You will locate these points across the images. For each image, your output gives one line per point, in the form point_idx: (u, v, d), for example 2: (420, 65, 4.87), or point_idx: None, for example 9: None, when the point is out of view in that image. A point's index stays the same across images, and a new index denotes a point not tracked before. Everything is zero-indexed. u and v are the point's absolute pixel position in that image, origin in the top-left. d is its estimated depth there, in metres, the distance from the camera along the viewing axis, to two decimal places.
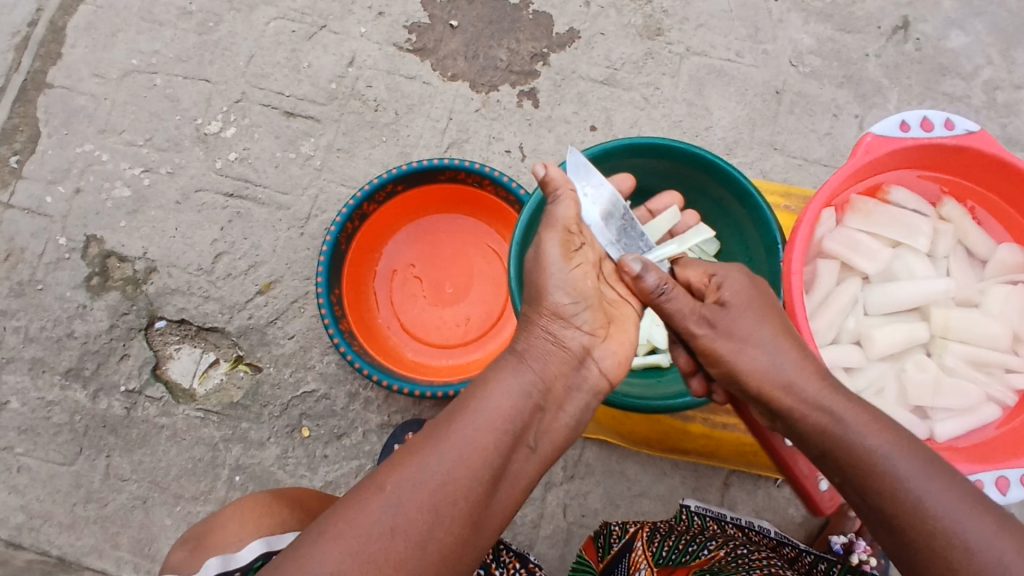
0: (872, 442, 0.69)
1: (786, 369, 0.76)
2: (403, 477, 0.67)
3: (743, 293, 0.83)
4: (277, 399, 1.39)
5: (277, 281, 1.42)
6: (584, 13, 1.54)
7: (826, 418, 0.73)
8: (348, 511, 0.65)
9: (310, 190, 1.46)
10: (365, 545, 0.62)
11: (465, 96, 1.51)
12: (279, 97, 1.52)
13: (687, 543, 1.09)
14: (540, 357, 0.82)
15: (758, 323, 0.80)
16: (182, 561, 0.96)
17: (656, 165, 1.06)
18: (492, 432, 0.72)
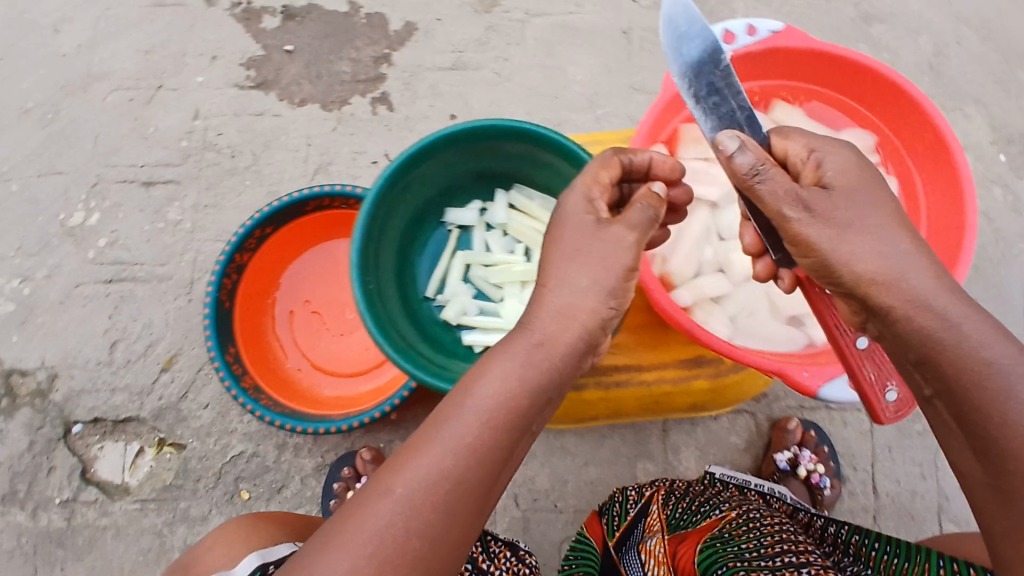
0: (994, 348, 0.55)
1: (895, 261, 0.60)
2: (413, 475, 0.55)
3: (848, 172, 0.65)
4: (209, 470, 1.36)
5: (178, 354, 1.39)
6: (416, 3, 1.50)
7: (935, 326, 0.58)
8: (352, 514, 0.55)
9: (187, 254, 1.42)
10: (382, 545, 0.53)
11: (319, 118, 1.46)
12: (134, 169, 1.48)
13: (700, 505, 1.11)
14: (566, 351, 0.62)
15: (869, 207, 0.63)
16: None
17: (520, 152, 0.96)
18: (498, 420, 0.58)
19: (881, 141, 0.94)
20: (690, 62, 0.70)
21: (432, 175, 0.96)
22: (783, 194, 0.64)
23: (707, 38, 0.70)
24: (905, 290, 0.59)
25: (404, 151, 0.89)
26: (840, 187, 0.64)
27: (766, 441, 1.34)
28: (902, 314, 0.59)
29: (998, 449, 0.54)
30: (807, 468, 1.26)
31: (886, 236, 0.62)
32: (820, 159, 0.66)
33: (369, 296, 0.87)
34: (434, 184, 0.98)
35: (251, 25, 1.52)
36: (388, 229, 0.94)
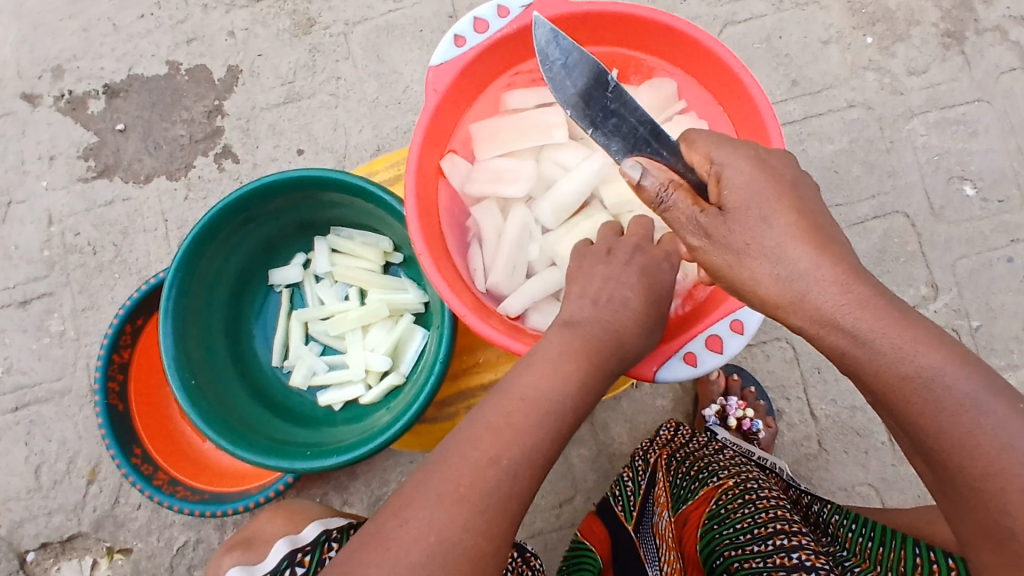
0: (917, 360, 0.54)
1: (799, 273, 0.57)
2: (507, 433, 0.58)
3: (749, 185, 0.61)
4: (160, 566, 1.36)
5: (99, 463, 1.38)
6: (233, 45, 1.43)
7: (845, 343, 0.56)
8: (459, 470, 0.56)
9: (79, 362, 1.39)
10: (486, 499, 0.55)
11: (168, 189, 1.41)
12: (6, 291, 1.44)
13: (699, 470, 1.07)
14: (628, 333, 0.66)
15: (766, 216, 0.59)
16: (239, 558, 0.93)
17: (312, 198, 0.92)
18: (578, 391, 0.61)
19: (682, 81, 0.87)
20: (583, 91, 0.76)
21: (230, 245, 0.91)
22: (685, 220, 0.63)
23: (585, 64, 0.76)
24: (814, 311, 0.57)
25: (192, 232, 0.85)
26: (737, 204, 0.61)
27: (693, 398, 1.30)
28: (817, 334, 0.58)
29: (942, 463, 0.54)
30: (736, 416, 1.24)
31: (784, 244, 0.58)
32: (721, 172, 0.63)
33: (192, 392, 0.83)
34: (240, 251, 0.93)
35: (79, 113, 1.46)
36: (204, 312, 0.90)
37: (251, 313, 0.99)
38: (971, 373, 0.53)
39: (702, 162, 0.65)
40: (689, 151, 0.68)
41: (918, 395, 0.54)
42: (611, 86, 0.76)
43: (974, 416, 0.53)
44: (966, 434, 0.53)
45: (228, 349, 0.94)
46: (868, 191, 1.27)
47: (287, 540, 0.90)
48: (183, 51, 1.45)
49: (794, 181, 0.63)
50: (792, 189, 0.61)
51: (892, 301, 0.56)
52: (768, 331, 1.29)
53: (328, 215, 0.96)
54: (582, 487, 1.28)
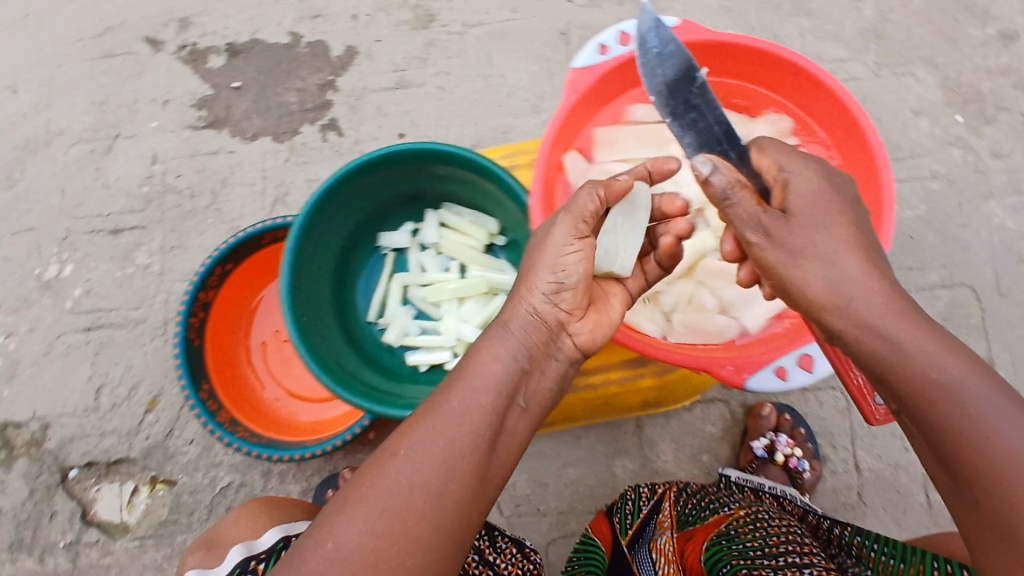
0: (947, 368, 0.55)
1: (846, 278, 0.62)
2: (414, 439, 0.65)
3: (812, 195, 0.67)
4: (201, 503, 1.41)
5: (160, 393, 1.44)
6: (355, 26, 1.52)
7: (881, 348, 0.58)
8: (368, 476, 0.64)
9: (158, 296, 1.46)
10: (389, 502, 0.61)
11: (271, 150, 1.49)
12: (100, 219, 1.51)
13: (709, 502, 1.13)
14: (523, 324, 0.76)
15: (826, 226, 0.65)
16: (201, 560, 0.99)
17: (433, 171, 0.98)
18: (488, 394, 0.69)
19: (798, 124, 0.94)
20: (668, 80, 0.81)
21: (351, 205, 0.98)
22: (747, 217, 0.68)
23: (680, 56, 0.80)
24: (854, 317, 0.60)
25: (325, 183, 0.92)
26: (801, 210, 0.67)
27: (743, 429, 1.34)
28: (852, 339, 0.60)
29: (962, 473, 0.53)
30: (784, 452, 1.26)
31: (838, 255, 0.63)
32: (789, 182, 0.69)
33: (303, 328, 0.90)
34: (358, 213, 1.01)
35: (198, 66, 1.54)
36: (321, 262, 0.97)
37: (357, 267, 1.06)
38: (1000, 387, 0.54)
39: (771, 168, 0.72)
40: (758, 158, 0.74)
41: (944, 400, 0.54)
42: (698, 82, 0.80)
43: (998, 422, 0.52)
44: (988, 441, 0.52)
45: (334, 304, 1.01)
46: (941, 260, 1.32)
47: (242, 547, 0.93)
48: (307, 25, 1.53)
49: (853, 199, 0.69)
50: (852, 210, 0.68)
51: (927, 319, 0.59)
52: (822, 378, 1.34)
53: (448, 186, 1.02)
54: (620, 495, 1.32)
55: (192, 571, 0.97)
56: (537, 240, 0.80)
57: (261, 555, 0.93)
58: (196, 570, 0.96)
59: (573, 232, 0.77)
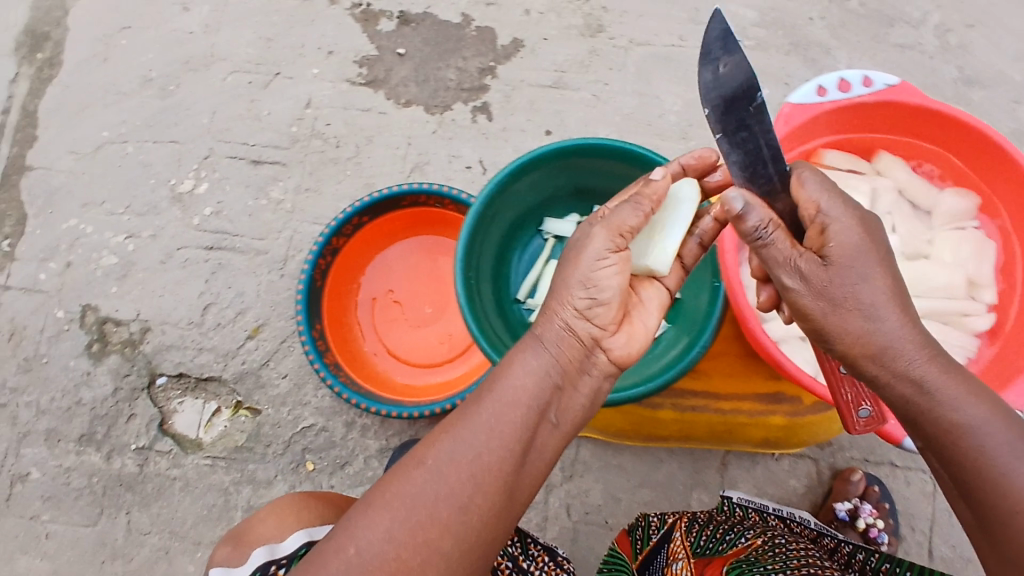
0: (969, 411, 0.62)
1: (883, 329, 0.66)
2: (441, 450, 0.68)
3: (852, 244, 0.68)
4: (279, 438, 1.46)
5: (265, 323, 1.49)
6: (526, 21, 1.57)
7: (909, 391, 0.65)
8: (392, 484, 0.67)
9: (284, 232, 1.52)
10: (412, 513, 0.65)
11: (421, 119, 1.54)
12: (244, 147, 1.57)
13: (725, 533, 1.08)
14: (558, 338, 0.76)
15: (864, 273, 0.67)
16: (226, 557, 0.95)
17: (616, 169, 1.01)
18: (518, 411, 0.70)
19: (985, 204, 0.96)
20: (722, 93, 0.74)
21: (528, 186, 1.02)
22: (783, 259, 0.71)
23: (741, 72, 0.72)
24: (884, 363, 0.66)
25: (517, 160, 0.97)
26: (839, 255, 0.68)
27: (826, 490, 1.35)
28: (883, 380, 0.67)
29: (981, 503, 0.60)
30: (866, 521, 1.27)
31: (879, 301, 0.66)
32: (834, 223, 0.70)
33: (469, 289, 0.94)
34: (531, 196, 1.04)
35: (368, 26, 1.60)
36: (491, 236, 1.01)
37: (515, 244, 1.10)
38: (1012, 427, 0.61)
39: (809, 204, 0.72)
40: (797, 188, 0.73)
41: (964, 443, 0.62)
42: (757, 101, 0.73)
43: (1005, 458, 0.60)
44: (1002, 477, 0.59)
45: (491, 279, 1.03)
46: None
47: (265, 549, 0.90)
48: (479, 10, 1.59)
49: (890, 240, 0.70)
50: (891, 260, 0.69)
51: (950, 362, 0.65)
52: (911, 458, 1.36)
53: (627, 185, 1.04)
54: None
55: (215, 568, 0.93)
56: (570, 250, 0.82)
57: (282, 561, 0.89)
58: (220, 568, 0.93)
59: (609, 244, 0.79)
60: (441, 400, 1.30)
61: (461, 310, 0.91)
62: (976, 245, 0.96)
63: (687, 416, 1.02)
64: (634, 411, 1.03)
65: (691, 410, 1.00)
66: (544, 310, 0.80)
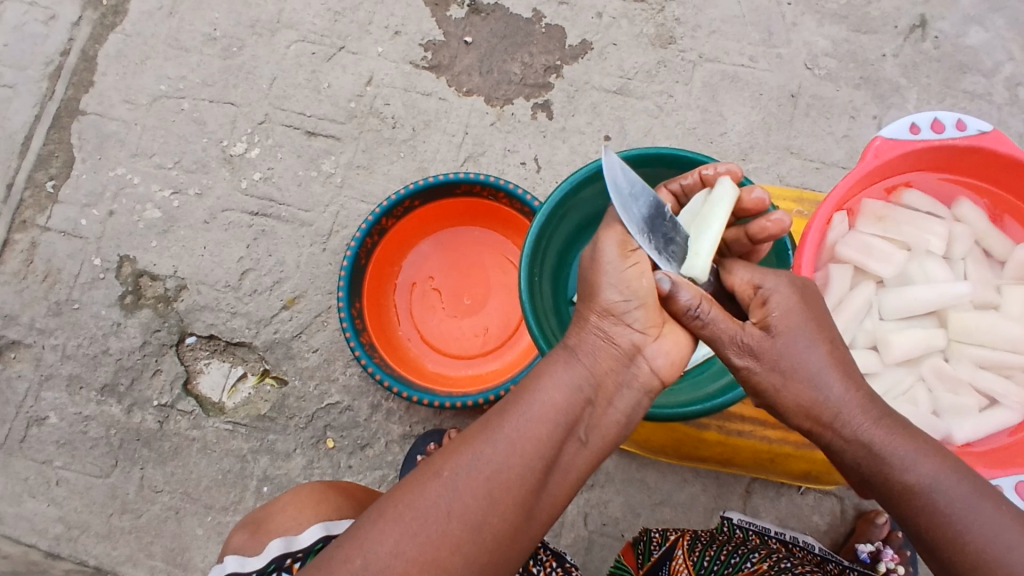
0: (916, 471, 0.64)
1: (833, 396, 0.68)
2: (459, 462, 0.66)
3: (788, 312, 0.72)
4: (303, 411, 1.45)
5: (301, 295, 1.49)
6: (597, 24, 1.56)
7: (863, 453, 0.67)
8: (406, 495, 0.65)
9: (331, 207, 1.52)
10: (424, 527, 0.63)
11: (480, 110, 1.53)
12: (300, 117, 1.56)
13: (730, 556, 1.03)
14: (592, 350, 0.74)
15: (807, 339, 0.71)
16: (242, 545, 0.91)
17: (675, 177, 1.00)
18: (543, 426, 0.68)
19: None
20: (641, 217, 0.79)
21: (591, 195, 1.01)
22: (728, 335, 0.73)
23: (647, 195, 0.80)
24: (841, 429, 0.68)
25: (593, 164, 0.96)
26: (780, 323, 0.72)
27: (848, 530, 1.33)
28: (842, 447, 0.68)
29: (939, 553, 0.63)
30: (887, 565, 1.26)
31: (824, 369, 0.69)
32: (767, 294, 0.74)
33: (531, 287, 0.94)
34: (592, 205, 1.04)
35: (437, 10, 1.59)
36: (553, 241, 1.01)
37: (578, 246, 1.08)
38: (958, 479, 0.64)
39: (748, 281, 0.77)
40: (728, 279, 0.80)
41: (918, 502, 0.64)
42: (665, 216, 0.82)
43: (958, 515, 0.62)
44: (956, 534, 0.62)
45: (551, 285, 1.03)
46: None
47: (283, 540, 0.87)
48: (551, 7, 1.57)
49: (823, 304, 0.75)
50: (830, 331, 0.72)
51: (897, 424, 0.67)
52: None
53: None
54: None
55: (231, 555, 0.90)
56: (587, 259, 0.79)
57: (297, 555, 0.85)
58: (235, 556, 0.89)
59: (623, 247, 0.76)
60: (478, 391, 1.28)
61: (522, 307, 0.91)
62: None
63: (733, 440, 1.02)
64: (676, 427, 1.03)
65: (737, 434, 1.01)
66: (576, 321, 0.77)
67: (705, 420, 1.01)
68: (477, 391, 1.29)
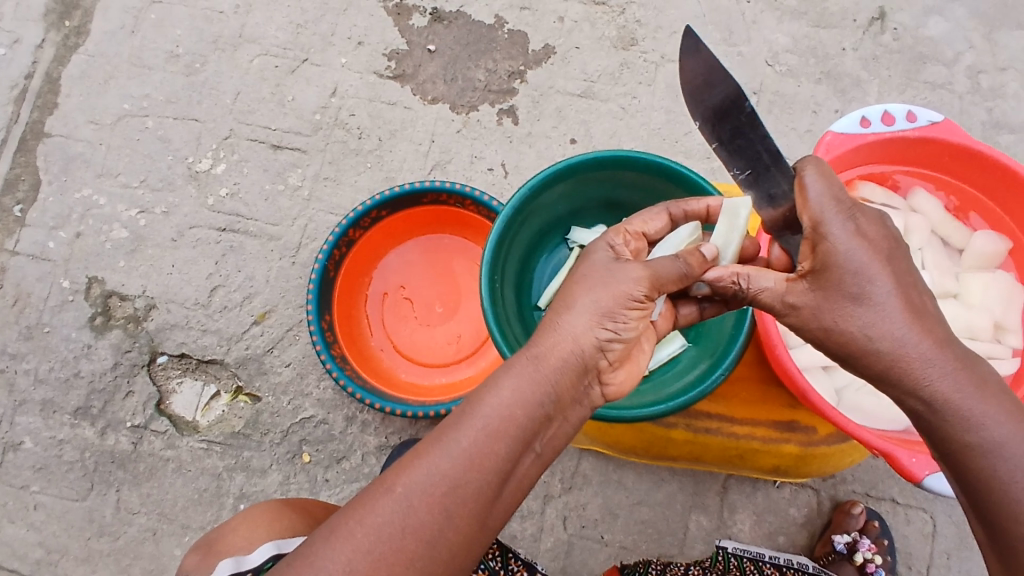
0: (986, 432, 0.62)
1: (895, 341, 0.65)
2: (413, 478, 0.65)
3: (845, 261, 0.67)
4: (278, 427, 1.44)
5: (272, 310, 1.48)
6: (559, 28, 1.57)
7: (921, 407, 0.65)
8: (358, 510, 0.65)
9: (300, 220, 1.51)
10: (376, 543, 0.63)
11: (446, 118, 1.54)
12: (265, 131, 1.56)
13: None
14: (558, 365, 0.70)
15: (869, 278, 0.67)
16: (195, 566, 0.92)
17: (630, 178, 1.00)
18: (501, 442, 0.66)
19: (1016, 248, 0.95)
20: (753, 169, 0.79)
21: (550, 200, 1.02)
22: (773, 293, 0.72)
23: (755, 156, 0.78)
24: (896, 382, 0.66)
25: (552, 167, 0.95)
26: (831, 271, 0.68)
27: (826, 522, 1.33)
28: (900, 396, 0.67)
29: (983, 510, 0.63)
30: (864, 555, 1.25)
31: (884, 315, 0.66)
32: (825, 233, 0.69)
33: (493, 295, 0.94)
34: (550, 210, 1.04)
35: (400, 19, 1.59)
36: (514, 247, 1.01)
37: (537, 251, 1.09)
38: None
39: (806, 216, 0.71)
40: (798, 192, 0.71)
41: (979, 461, 0.63)
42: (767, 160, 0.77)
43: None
44: (1015, 501, 0.61)
45: (513, 292, 1.03)
46: None
47: (232, 561, 0.86)
48: (513, 13, 1.58)
49: (890, 240, 0.69)
50: (890, 263, 0.68)
51: (977, 375, 0.64)
52: (916, 498, 1.34)
53: (647, 198, 1.03)
54: (687, 549, 1.33)
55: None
56: (598, 272, 0.74)
57: (246, 574, 0.84)
58: None
59: (646, 290, 0.72)
60: (449, 400, 1.28)
61: (484, 316, 0.91)
62: (1006, 289, 0.95)
63: (702, 438, 1.01)
64: (645, 428, 1.02)
65: (705, 432, 1.00)
66: (547, 328, 0.72)
67: (672, 419, 1.00)
68: (449, 400, 1.28)
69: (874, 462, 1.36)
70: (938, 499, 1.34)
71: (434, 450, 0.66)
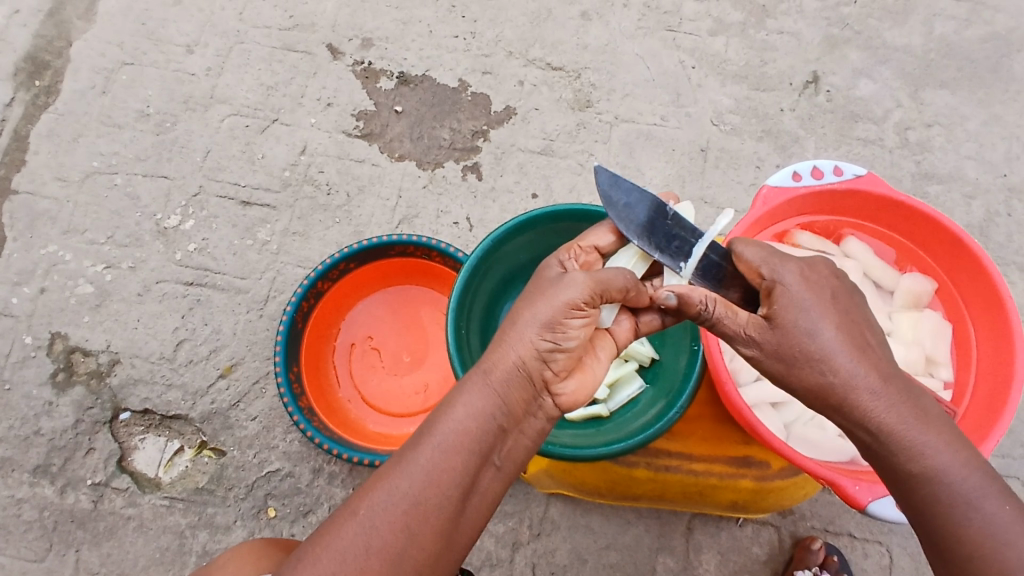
0: (930, 460, 0.68)
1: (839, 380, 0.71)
2: (375, 500, 0.67)
3: (793, 301, 0.74)
4: (242, 481, 1.42)
5: (238, 363, 1.48)
6: (519, 91, 1.66)
7: (868, 440, 0.71)
8: (325, 537, 0.67)
9: (268, 273, 1.54)
10: (341, 567, 0.65)
11: (413, 174, 1.60)
12: (235, 187, 1.60)
13: None
14: (505, 377, 0.73)
15: (816, 314, 0.73)
16: None
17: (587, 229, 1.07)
18: (457, 456, 0.69)
19: (941, 289, 1.03)
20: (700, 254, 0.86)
21: (513, 249, 1.07)
22: (740, 324, 0.76)
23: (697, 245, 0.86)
24: (848, 417, 0.71)
25: (512, 220, 1.02)
26: (785, 309, 0.74)
27: (788, 558, 1.36)
28: (849, 430, 0.72)
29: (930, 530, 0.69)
30: None
31: (832, 345, 0.71)
32: (777, 279, 0.76)
33: (460, 340, 0.98)
34: (513, 259, 1.09)
35: (368, 82, 1.67)
36: (479, 294, 1.06)
37: (504, 298, 1.14)
38: (971, 474, 0.68)
39: (755, 274, 0.79)
40: (738, 262, 0.81)
41: (924, 487, 0.68)
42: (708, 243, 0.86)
43: (965, 502, 0.67)
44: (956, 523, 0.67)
45: (479, 338, 1.07)
46: (999, 449, 1.44)
47: None
48: (476, 77, 1.67)
49: (830, 285, 0.76)
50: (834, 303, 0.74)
51: (917, 407, 0.70)
52: (872, 531, 1.39)
53: None
54: None
55: None
56: (547, 284, 0.78)
57: None
58: None
59: (587, 297, 0.75)
60: None
61: (451, 361, 0.95)
62: (936, 324, 1.02)
63: (663, 475, 1.05)
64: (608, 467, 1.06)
65: (665, 469, 1.04)
66: (496, 342, 0.76)
67: (634, 458, 1.04)
68: None
69: (831, 498, 1.40)
70: (892, 531, 1.39)
71: (394, 472, 0.69)
